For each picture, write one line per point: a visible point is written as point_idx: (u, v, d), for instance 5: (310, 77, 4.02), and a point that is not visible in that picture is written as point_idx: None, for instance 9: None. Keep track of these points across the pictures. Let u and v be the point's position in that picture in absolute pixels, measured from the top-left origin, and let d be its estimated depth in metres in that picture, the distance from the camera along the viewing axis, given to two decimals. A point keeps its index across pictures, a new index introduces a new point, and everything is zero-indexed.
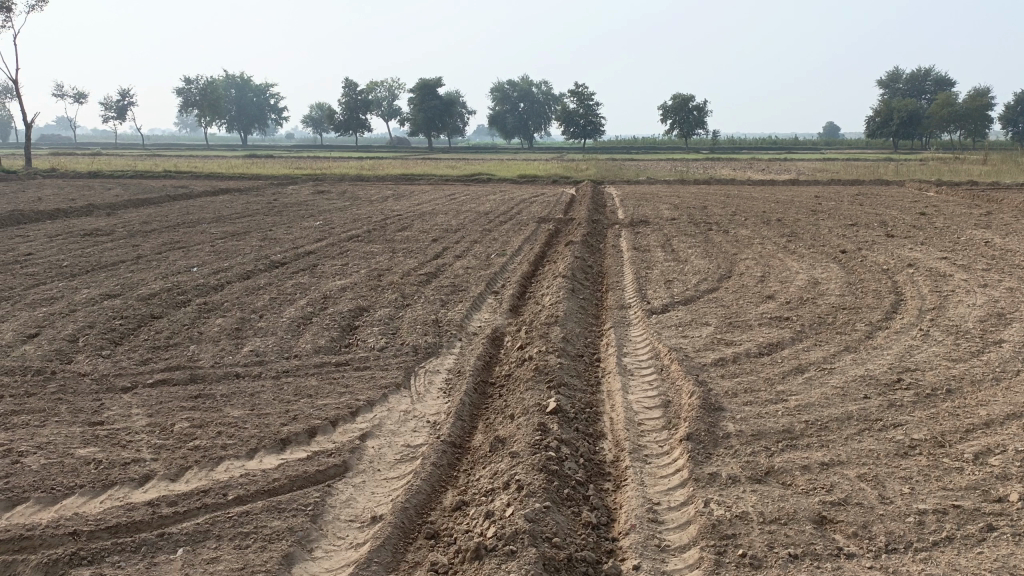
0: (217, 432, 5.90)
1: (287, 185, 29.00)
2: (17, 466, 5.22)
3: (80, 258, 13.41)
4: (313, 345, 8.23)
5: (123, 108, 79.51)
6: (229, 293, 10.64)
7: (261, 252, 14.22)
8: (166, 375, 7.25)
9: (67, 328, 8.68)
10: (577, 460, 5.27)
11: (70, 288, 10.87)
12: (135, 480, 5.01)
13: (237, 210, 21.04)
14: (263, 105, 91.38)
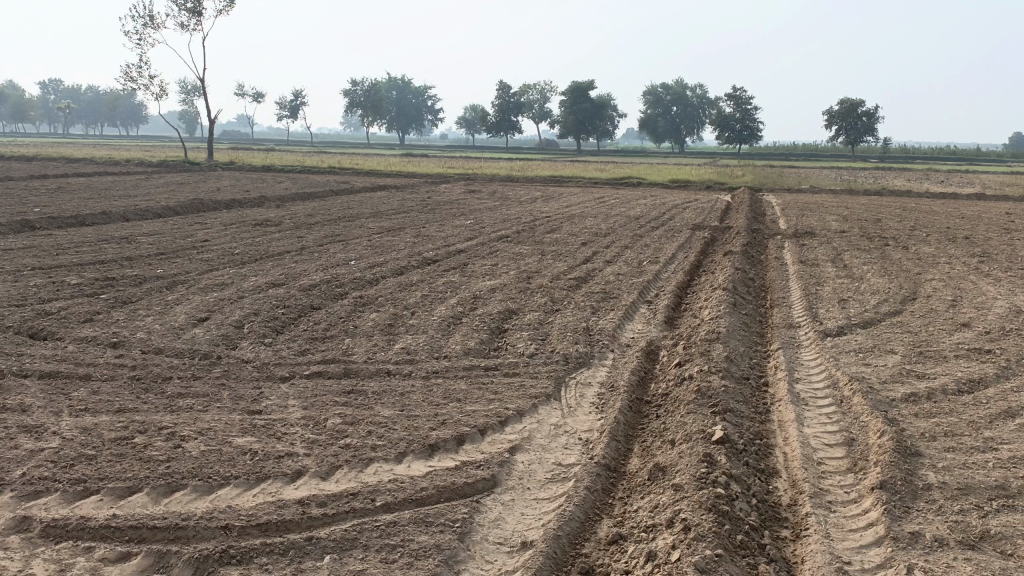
0: (366, 432, 5.85)
1: (441, 184, 29.63)
2: (179, 450, 5.39)
3: (251, 246, 14.17)
4: (462, 346, 8.08)
5: (295, 108, 85.32)
6: (383, 288, 10.79)
7: (415, 248, 14.44)
8: (322, 367, 7.34)
9: (235, 314, 9.07)
10: (749, 500, 4.72)
11: (239, 275, 11.44)
12: (287, 476, 5.08)
13: (393, 206, 21.69)
14: (421, 106, 94.68)
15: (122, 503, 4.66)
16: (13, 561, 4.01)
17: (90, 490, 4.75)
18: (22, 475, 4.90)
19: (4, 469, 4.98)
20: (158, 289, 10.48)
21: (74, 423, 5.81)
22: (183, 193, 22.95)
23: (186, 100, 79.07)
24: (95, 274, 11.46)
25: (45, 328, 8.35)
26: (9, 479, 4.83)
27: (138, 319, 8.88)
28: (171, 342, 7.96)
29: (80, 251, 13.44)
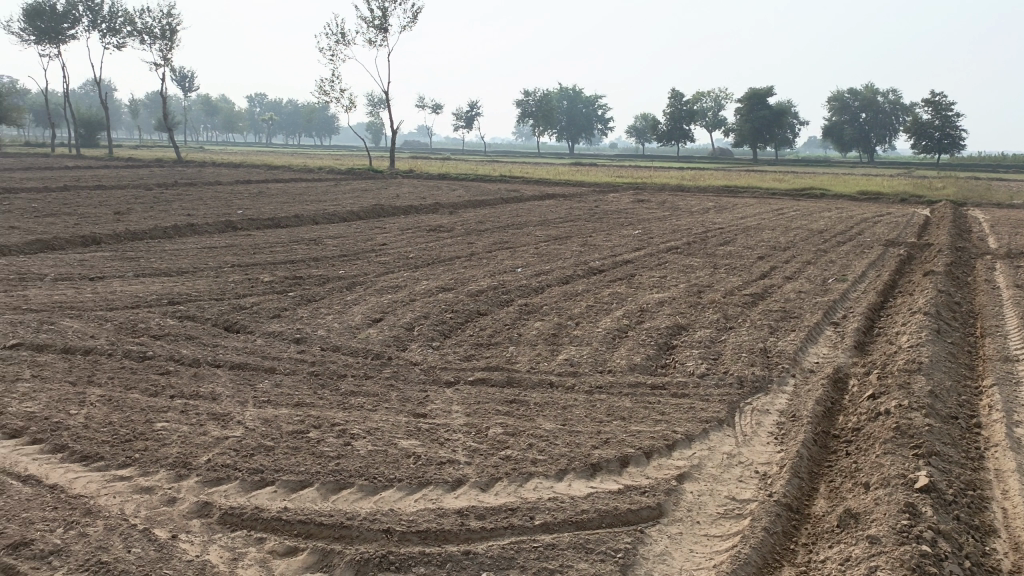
0: (527, 444, 5.72)
1: (609, 193, 29.33)
2: (348, 448, 5.53)
3: (424, 251, 14.66)
4: (629, 361, 7.77)
5: (470, 118, 88.47)
6: (549, 297, 10.70)
7: (582, 257, 14.27)
8: (486, 374, 7.32)
9: (406, 316, 9.33)
10: (961, 564, 4.07)
11: (412, 278, 11.83)
12: (448, 484, 5.05)
13: (561, 214, 21.70)
14: (592, 116, 94.77)
15: (293, 496, 4.83)
16: (192, 544, 4.24)
17: (266, 481, 4.98)
18: (207, 461, 5.22)
19: (193, 454, 5.34)
20: (338, 289, 11.04)
21: (256, 414, 6.15)
22: (365, 199, 24.33)
23: (372, 112, 84.44)
24: (284, 272, 12.31)
25: (239, 322, 9.02)
26: (197, 464, 5.17)
27: (319, 317, 9.37)
28: (346, 341, 8.30)
29: (273, 251, 14.55)
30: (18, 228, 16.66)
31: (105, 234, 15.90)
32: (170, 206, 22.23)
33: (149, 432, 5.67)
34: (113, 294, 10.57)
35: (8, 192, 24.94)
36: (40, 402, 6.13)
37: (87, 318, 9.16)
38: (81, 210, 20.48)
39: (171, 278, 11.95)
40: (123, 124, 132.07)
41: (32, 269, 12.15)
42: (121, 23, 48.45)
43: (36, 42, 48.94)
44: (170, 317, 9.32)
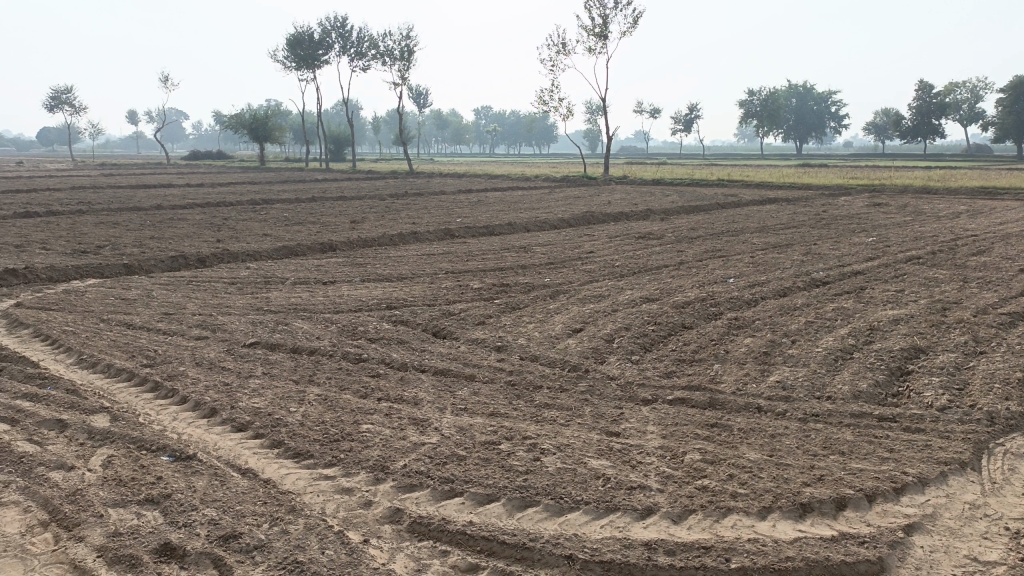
0: (728, 475, 5.25)
1: (840, 197, 26.91)
2: (537, 464, 5.43)
3: (631, 259, 14.35)
4: (851, 387, 6.93)
5: (689, 121, 86.12)
6: (762, 310, 9.93)
7: (803, 267, 13.15)
8: (686, 393, 6.89)
9: (607, 327, 9.12)
10: None
11: (617, 287, 11.60)
12: (637, 511, 4.75)
13: (782, 220, 20.25)
14: (822, 113, 88.13)
15: (479, 510, 4.82)
16: (381, 551, 4.37)
17: (455, 491, 5.03)
18: (403, 466, 5.40)
19: (391, 458, 5.55)
20: (542, 297, 11.11)
21: (453, 421, 6.28)
22: (577, 206, 24.48)
23: (589, 119, 85.34)
24: (492, 279, 12.66)
25: (446, 328, 9.37)
26: (393, 469, 5.36)
27: (521, 325, 9.46)
28: (546, 350, 8.27)
29: (485, 258, 15.05)
30: (271, 235, 18.84)
31: (340, 241, 17.45)
32: (397, 214, 23.95)
33: (354, 433, 6.02)
34: (340, 298, 11.51)
35: (268, 202, 28.36)
36: (266, 398, 6.87)
37: (316, 319, 10.04)
38: (323, 219, 22.71)
39: (391, 284, 12.77)
40: (365, 140, 145.74)
41: (277, 273, 13.63)
42: (365, 47, 53.33)
43: (297, 69, 55.37)
44: (386, 321, 9.92)
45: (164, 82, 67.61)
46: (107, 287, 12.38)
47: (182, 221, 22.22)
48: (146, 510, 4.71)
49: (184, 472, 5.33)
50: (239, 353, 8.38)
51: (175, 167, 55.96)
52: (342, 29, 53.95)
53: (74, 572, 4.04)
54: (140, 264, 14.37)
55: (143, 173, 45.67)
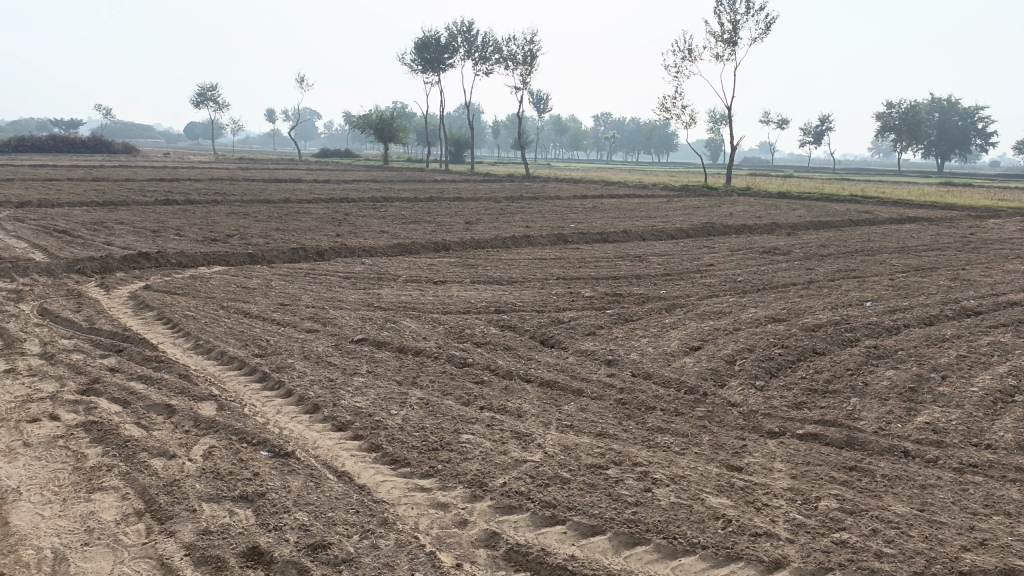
0: (871, 529, 4.56)
1: (990, 219, 24.59)
2: (648, 496, 4.94)
3: (754, 275, 13.48)
4: (1017, 437, 5.99)
5: (819, 134, 81.95)
6: (905, 340, 8.94)
7: (951, 294, 11.88)
8: (818, 429, 6.17)
9: (728, 347, 8.45)
10: None
11: (738, 304, 10.84)
12: (761, 564, 4.19)
13: (924, 241, 18.63)
14: (969, 130, 81.68)
15: (583, 543, 4.39)
16: None
17: (557, 519, 4.62)
18: (503, 485, 5.04)
19: (491, 474, 5.20)
20: (657, 310, 10.52)
21: (558, 439, 5.87)
22: (697, 217, 23.51)
23: (712, 129, 82.86)
24: (606, 288, 12.16)
25: (554, 337, 8.97)
26: (492, 487, 5.01)
27: (634, 339, 8.93)
28: (660, 369, 7.71)
29: (598, 266, 14.58)
30: (388, 233, 19.09)
31: (453, 241, 17.43)
32: (512, 218, 23.82)
33: (453, 443, 5.75)
34: (449, 299, 11.35)
35: (387, 200, 28.95)
36: (368, 396, 6.76)
37: (424, 319, 9.92)
38: (439, 218, 22.88)
39: (501, 286, 12.54)
40: (486, 143, 148.26)
41: (390, 270, 13.70)
42: (490, 52, 53.98)
43: (423, 72, 56.73)
44: (493, 325, 9.66)
45: (300, 83, 71.09)
46: (230, 275, 12.79)
47: (306, 215, 22.97)
48: (238, 508, 4.61)
49: (281, 469, 5.20)
50: (345, 349, 8.33)
51: (305, 163, 58.55)
52: (469, 33, 54.82)
53: (159, 569, 3.94)
54: (263, 254, 14.83)
55: (277, 168, 48.03)
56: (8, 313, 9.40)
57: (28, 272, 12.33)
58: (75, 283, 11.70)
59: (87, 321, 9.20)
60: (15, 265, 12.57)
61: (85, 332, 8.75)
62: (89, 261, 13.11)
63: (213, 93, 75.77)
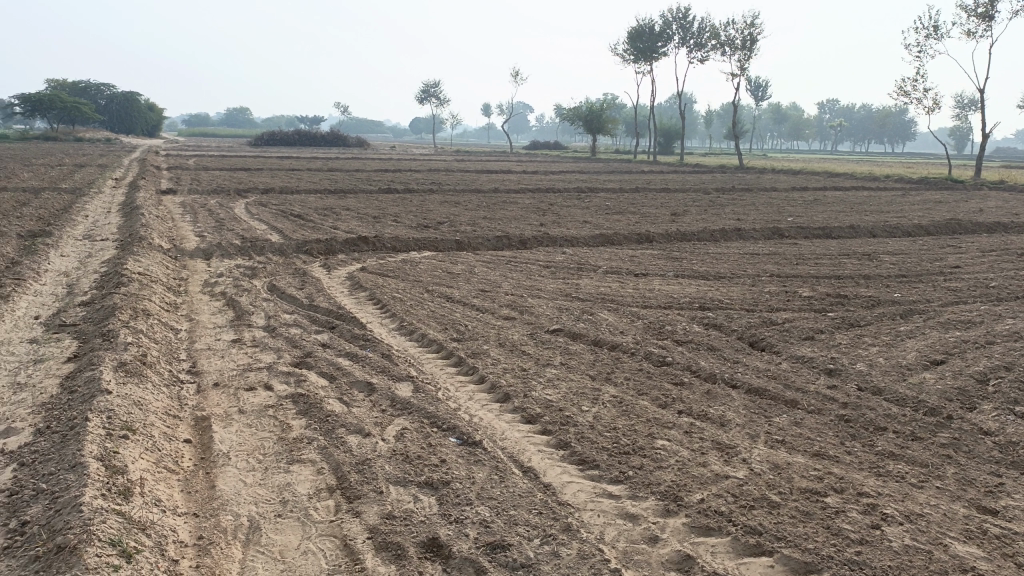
0: None
1: None
2: (875, 534, 4.18)
3: (1014, 280, 11.50)
4: None
5: None
6: None
7: None
8: None
9: (980, 363, 7.16)
10: None
11: (993, 314, 9.24)
12: None
13: None
14: None
15: None
16: None
17: (762, 549, 4.05)
18: (700, 501, 4.52)
19: (687, 488, 4.71)
20: (889, 316, 9.26)
21: (765, 455, 5.22)
22: (939, 213, 20.80)
23: (959, 115, 73.59)
24: (826, 289, 10.97)
25: (765, 340, 8.16)
26: (687, 502, 4.52)
27: (860, 347, 7.87)
28: (892, 383, 6.68)
29: (818, 263, 13.26)
30: (592, 223, 18.85)
31: (658, 233, 16.79)
32: (722, 210, 22.60)
33: (648, 449, 5.32)
34: (650, 293, 10.83)
35: (593, 191, 28.74)
36: (560, 389, 6.52)
37: (623, 312, 9.51)
38: (644, 210, 22.27)
39: (707, 282, 11.78)
40: (698, 134, 143.69)
41: (591, 260, 13.43)
42: (706, 38, 51.92)
43: (636, 62, 55.89)
44: (696, 322, 9.03)
45: (515, 77, 73.15)
46: (437, 260, 13.22)
47: (512, 204, 23.39)
48: (423, 494, 4.54)
49: (467, 458, 5.08)
50: (540, 338, 8.16)
51: (516, 155, 60.24)
52: (685, 20, 53.08)
53: (342, 550, 3.95)
54: (469, 241, 15.21)
55: (489, 160, 49.75)
56: (243, 288, 10.36)
57: (265, 251, 13.59)
58: (301, 262, 12.70)
59: (307, 298, 9.88)
60: (255, 245, 13.92)
61: (305, 308, 9.40)
62: (316, 243, 14.20)
63: (435, 89, 80.33)
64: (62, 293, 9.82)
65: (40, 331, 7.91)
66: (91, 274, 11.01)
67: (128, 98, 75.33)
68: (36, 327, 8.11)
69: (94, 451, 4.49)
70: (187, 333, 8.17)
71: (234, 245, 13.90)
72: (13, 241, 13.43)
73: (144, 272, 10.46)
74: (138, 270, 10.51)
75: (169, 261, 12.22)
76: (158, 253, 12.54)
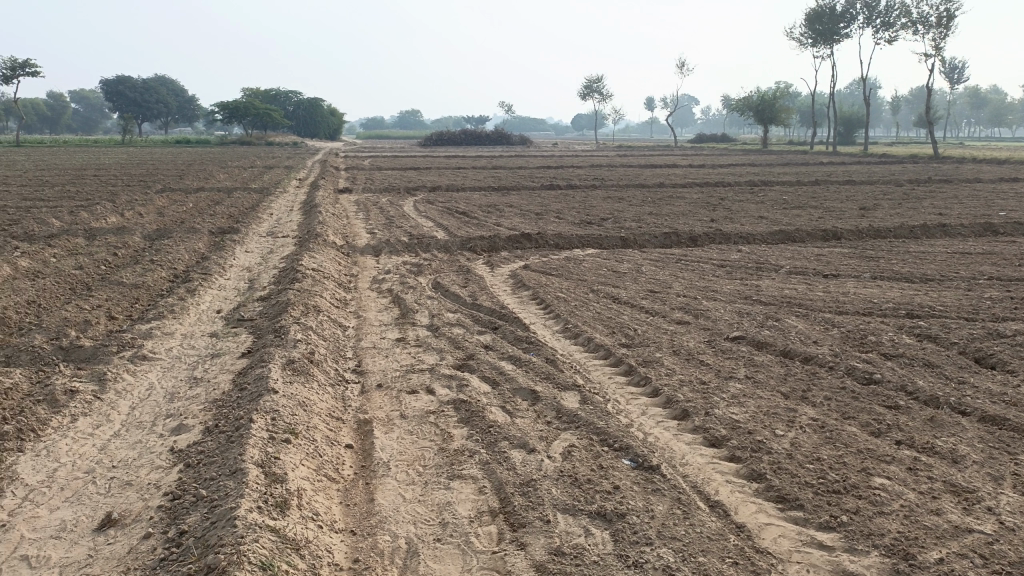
0: None
1: None
2: None
3: None
4: None
5: None
6: None
7: None
8: None
9: None
10: None
11: None
12: None
13: None
14: None
15: None
16: None
17: None
18: (940, 563, 3.64)
19: (918, 543, 3.82)
20: None
21: (1019, 507, 4.19)
22: None
23: None
24: None
25: (996, 356, 6.86)
26: (923, 563, 3.65)
27: None
28: None
29: None
30: (769, 219, 17.46)
31: (847, 229, 15.18)
32: (920, 203, 20.23)
33: (862, 489, 4.46)
34: (844, 296, 9.63)
35: (767, 185, 26.86)
36: (747, 411, 5.76)
37: (814, 319, 8.46)
38: (827, 204, 20.40)
39: (910, 284, 10.33)
40: (882, 122, 132.55)
41: (771, 259, 12.28)
42: (897, 17, 47.39)
43: (815, 46, 52.12)
44: (904, 333, 7.83)
45: (680, 68, 70.80)
46: (602, 258, 12.66)
47: (680, 199, 22.30)
48: (595, 527, 4.00)
49: (644, 486, 4.48)
50: (720, 347, 7.37)
51: (681, 148, 58.21)
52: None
53: None
54: (635, 237, 14.49)
55: (653, 154, 48.33)
56: (409, 285, 10.34)
57: (431, 248, 13.65)
58: (465, 259, 12.60)
59: (470, 297, 9.65)
60: (421, 241, 14.04)
61: (468, 307, 9.17)
62: (479, 240, 14.09)
63: (599, 84, 79.55)
64: (243, 287, 10.27)
65: (220, 325, 8.23)
66: (270, 270, 11.48)
67: (313, 104, 80.92)
68: (217, 321, 8.44)
69: (255, 456, 4.41)
70: (353, 330, 8.15)
71: (402, 241, 14.09)
72: (205, 237, 14.43)
73: (317, 269, 10.73)
74: (311, 266, 10.80)
75: (341, 257, 12.54)
76: (331, 248, 12.94)
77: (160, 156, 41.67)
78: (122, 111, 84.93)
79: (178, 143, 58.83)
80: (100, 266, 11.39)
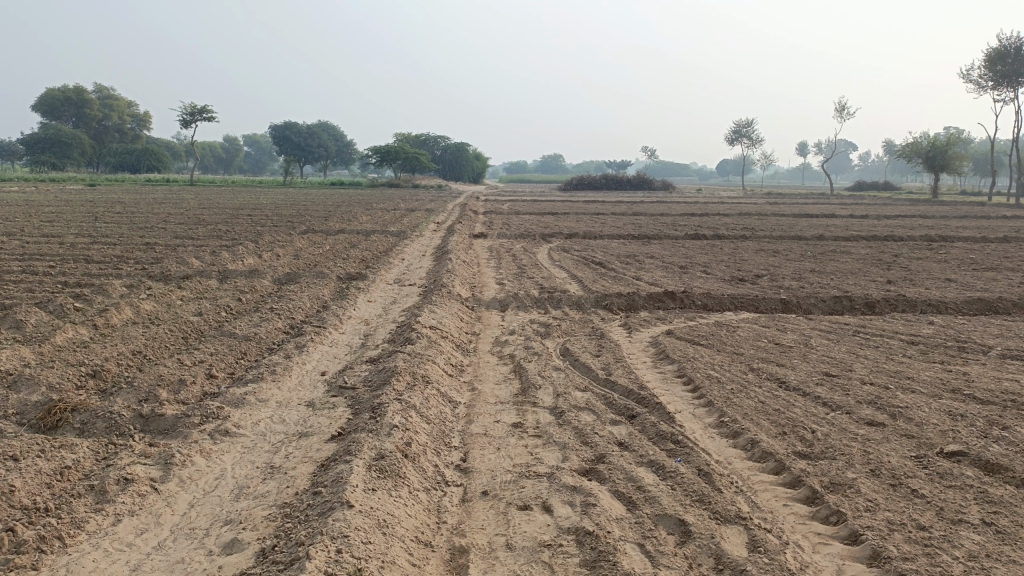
0: None
1: None
2: None
3: None
4: None
5: None
6: None
7: None
8: None
9: None
10: None
11: None
12: None
13: None
14: None
15: None
16: None
17: None
18: None
19: None
20: None
21: None
22: None
23: None
24: None
25: None
26: None
27: None
28: None
29: None
30: (958, 282, 14.88)
31: None
32: None
33: None
34: None
35: (948, 240, 23.62)
36: None
37: None
38: None
39: None
40: None
41: (973, 336, 10.04)
42: None
43: (995, 88, 46.94)
44: None
45: (838, 111, 66.66)
46: (760, 325, 10.86)
47: (846, 254, 19.83)
48: None
49: None
50: (936, 469, 5.51)
51: (838, 196, 54.07)
52: None
53: None
54: (798, 300, 12.54)
55: (808, 202, 45.11)
56: (534, 350, 9.08)
57: (562, 304, 12.40)
58: (600, 320, 11.23)
59: (603, 370, 8.24)
60: (552, 296, 12.81)
61: (601, 384, 7.76)
62: (617, 298, 12.68)
63: (747, 129, 76.34)
64: (356, 344, 9.42)
65: (320, 392, 7.31)
66: (389, 325, 10.63)
67: (459, 149, 82.97)
68: (319, 386, 7.54)
69: None
70: (465, 409, 6.95)
71: (532, 295, 12.94)
72: (332, 284, 13.97)
73: (435, 326, 9.71)
74: (430, 323, 9.80)
75: (464, 312, 11.53)
76: (455, 301, 12.00)
77: (313, 197, 43.54)
78: (285, 154, 90.80)
79: (331, 185, 61.80)
80: (220, 313, 11.02)
